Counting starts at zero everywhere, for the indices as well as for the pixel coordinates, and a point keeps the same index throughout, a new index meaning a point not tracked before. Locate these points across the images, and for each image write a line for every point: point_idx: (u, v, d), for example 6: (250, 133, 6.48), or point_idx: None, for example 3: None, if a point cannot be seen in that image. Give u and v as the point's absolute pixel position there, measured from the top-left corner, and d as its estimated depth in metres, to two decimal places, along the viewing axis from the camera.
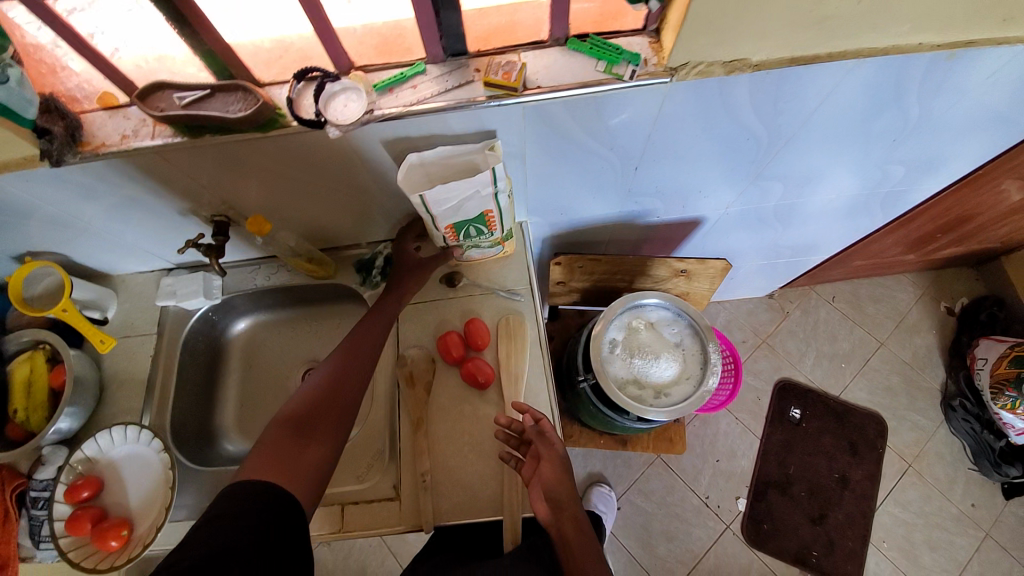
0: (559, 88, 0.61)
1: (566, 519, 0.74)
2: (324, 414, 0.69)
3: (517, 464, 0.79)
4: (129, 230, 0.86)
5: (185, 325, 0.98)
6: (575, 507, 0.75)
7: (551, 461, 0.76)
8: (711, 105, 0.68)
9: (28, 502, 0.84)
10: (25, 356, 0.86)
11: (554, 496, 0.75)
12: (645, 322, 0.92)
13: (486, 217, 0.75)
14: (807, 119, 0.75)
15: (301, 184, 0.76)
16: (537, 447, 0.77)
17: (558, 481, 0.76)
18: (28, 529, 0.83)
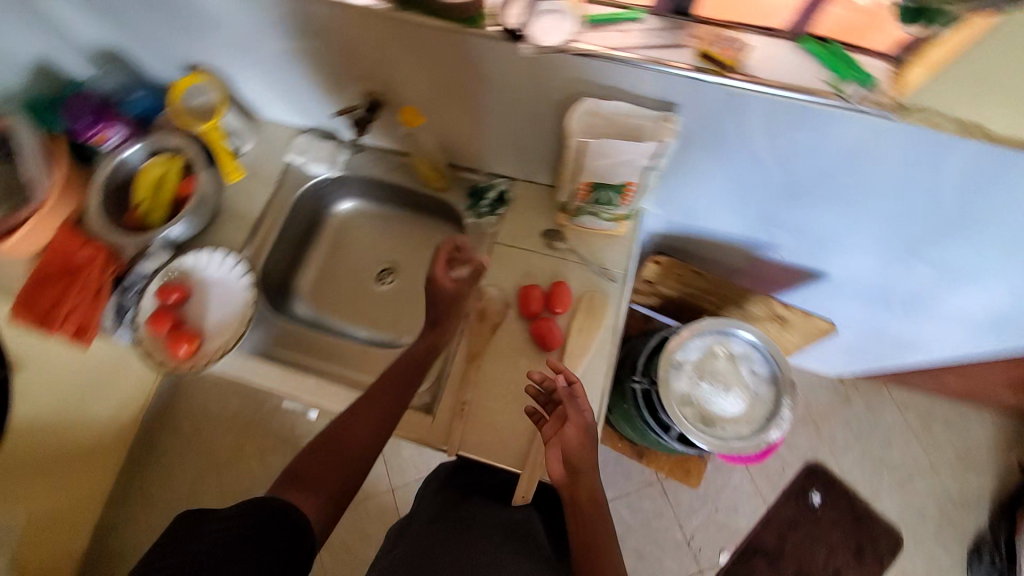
0: (772, 84, 0.58)
1: (582, 486, 0.70)
2: (326, 467, 0.66)
3: (541, 421, 0.76)
4: (287, 80, 0.90)
5: (301, 186, 1.03)
6: (595, 482, 0.71)
7: (578, 426, 0.72)
8: (911, 159, 0.62)
9: (123, 287, 0.94)
10: (165, 160, 0.95)
11: (573, 461, 0.70)
12: (725, 351, 0.87)
13: (625, 189, 0.72)
14: (1005, 215, 0.67)
15: (461, 93, 0.76)
16: (566, 408, 0.73)
17: (582, 451, 0.71)
18: (115, 307, 0.94)
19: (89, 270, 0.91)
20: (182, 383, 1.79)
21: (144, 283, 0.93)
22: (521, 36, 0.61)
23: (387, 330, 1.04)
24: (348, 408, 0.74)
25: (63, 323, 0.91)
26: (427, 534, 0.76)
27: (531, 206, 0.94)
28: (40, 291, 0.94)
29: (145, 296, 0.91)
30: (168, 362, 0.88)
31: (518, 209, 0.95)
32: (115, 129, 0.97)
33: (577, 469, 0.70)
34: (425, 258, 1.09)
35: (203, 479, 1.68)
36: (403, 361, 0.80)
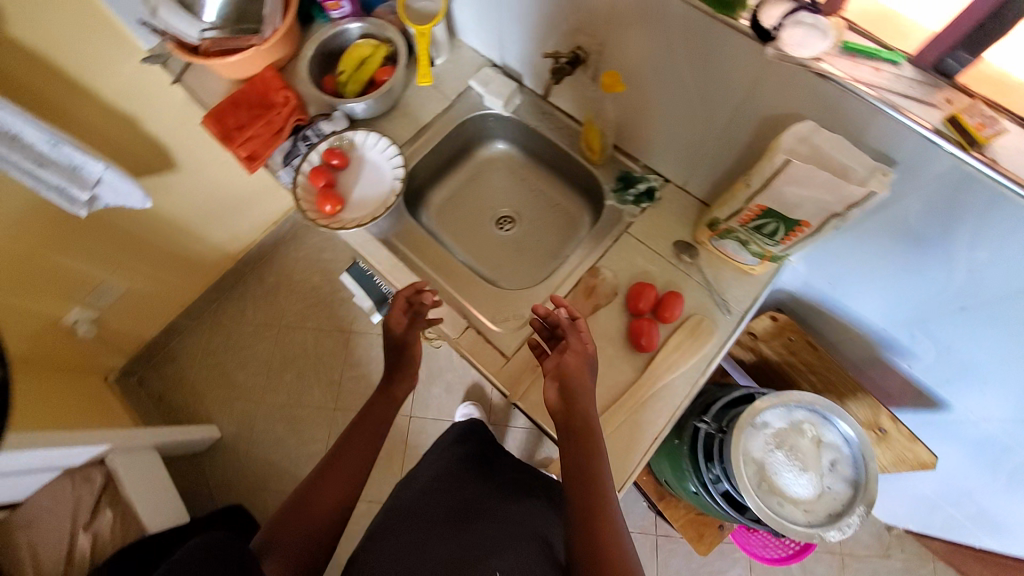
0: (1013, 177, 0.53)
1: (576, 414, 0.74)
2: (306, 520, 0.79)
3: (544, 354, 0.82)
4: (506, 12, 0.94)
5: (471, 112, 1.08)
6: (590, 407, 0.75)
7: (576, 353, 0.77)
8: None
9: (299, 135, 1.05)
10: (375, 44, 1.04)
11: (571, 387, 0.75)
12: (814, 434, 0.81)
13: (795, 227, 0.69)
14: None
15: (671, 78, 0.77)
16: (569, 338, 0.78)
17: (580, 381, 0.75)
18: (285, 150, 1.06)
19: (284, 113, 1.04)
20: (280, 244, 1.97)
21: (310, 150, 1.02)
22: (773, 37, 0.60)
23: (488, 270, 1.08)
24: (318, 473, 0.85)
25: (241, 145, 1.04)
26: (424, 506, 0.93)
27: (675, 212, 0.93)
28: (232, 111, 1.07)
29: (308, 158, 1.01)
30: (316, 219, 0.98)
31: (662, 211, 0.93)
32: (347, 4, 1.04)
33: (573, 402, 0.75)
34: (548, 221, 1.11)
35: (266, 329, 1.90)
36: (368, 413, 0.93)
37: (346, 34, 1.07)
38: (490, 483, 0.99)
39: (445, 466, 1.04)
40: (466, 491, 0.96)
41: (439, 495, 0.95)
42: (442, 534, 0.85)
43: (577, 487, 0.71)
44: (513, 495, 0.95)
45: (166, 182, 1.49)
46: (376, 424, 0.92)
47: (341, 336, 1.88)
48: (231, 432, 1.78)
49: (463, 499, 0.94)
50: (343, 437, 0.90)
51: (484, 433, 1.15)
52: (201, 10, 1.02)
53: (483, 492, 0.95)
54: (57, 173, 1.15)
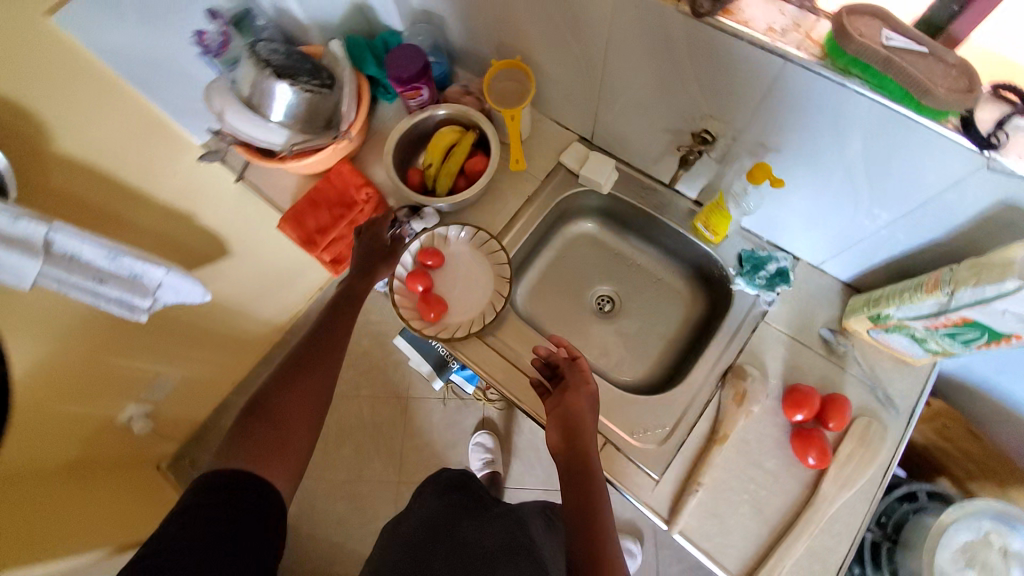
0: None
1: (577, 451, 0.72)
2: (293, 419, 0.73)
3: (548, 392, 0.81)
4: (615, 95, 0.88)
5: (565, 192, 1.01)
6: (592, 443, 0.73)
7: (577, 392, 0.76)
8: None
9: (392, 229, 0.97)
10: (461, 131, 0.97)
11: (572, 427, 0.74)
12: (1003, 544, 0.72)
13: (1003, 339, 0.61)
14: None
15: (833, 165, 0.70)
16: (568, 377, 0.77)
17: (578, 413, 0.74)
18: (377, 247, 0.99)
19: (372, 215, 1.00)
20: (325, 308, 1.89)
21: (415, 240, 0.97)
22: (994, 144, 0.54)
23: (595, 359, 1.00)
24: (281, 375, 0.77)
25: (324, 249, 1.02)
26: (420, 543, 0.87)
27: (811, 295, 0.86)
28: (311, 212, 1.01)
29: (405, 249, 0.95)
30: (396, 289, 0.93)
31: (799, 295, 0.87)
32: (426, 92, 0.98)
33: (576, 431, 0.73)
34: (653, 298, 1.04)
35: None
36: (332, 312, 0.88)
37: (425, 117, 0.99)
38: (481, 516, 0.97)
39: (428, 504, 1.00)
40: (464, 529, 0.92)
41: (432, 534, 0.90)
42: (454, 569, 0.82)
43: (572, 516, 0.68)
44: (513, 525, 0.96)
45: (221, 268, 1.41)
46: (339, 334, 0.85)
47: (398, 402, 1.79)
48: (294, 515, 1.68)
49: (463, 538, 0.89)
50: (311, 339, 0.83)
51: (470, 484, 1.09)
52: (269, 108, 0.93)
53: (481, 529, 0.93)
54: (117, 284, 0.99)
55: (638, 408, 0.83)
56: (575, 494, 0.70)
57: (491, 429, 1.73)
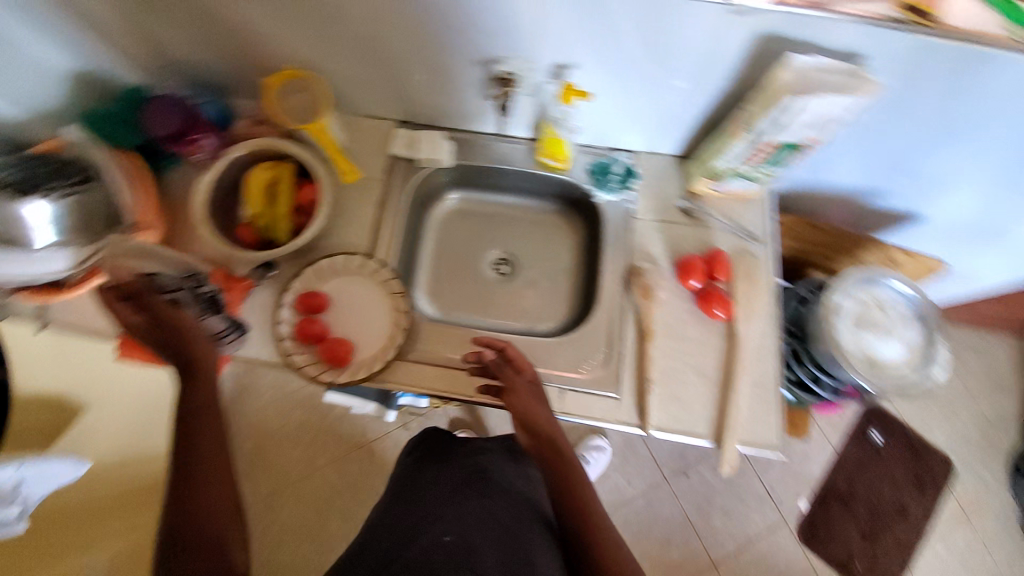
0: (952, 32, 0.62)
1: (544, 441, 0.76)
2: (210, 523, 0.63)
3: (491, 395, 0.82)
4: (412, 67, 0.85)
5: (413, 179, 0.97)
6: (554, 426, 0.77)
7: (518, 391, 0.78)
8: None
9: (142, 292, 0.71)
10: (272, 165, 0.88)
11: (528, 423, 0.76)
12: (875, 300, 0.89)
13: (801, 147, 0.71)
14: None
15: (625, 57, 0.74)
16: (506, 380, 0.79)
17: (528, 407, 0.77)
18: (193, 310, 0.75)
19: (232, 294, 0.84)
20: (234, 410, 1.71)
21: (181, 284, 0.75)
22: None
23: (517, 321, 1.00)
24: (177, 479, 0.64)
25: None
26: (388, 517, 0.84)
27: (660, 176, 0.94)
28: None
29: (187, 304, 0.74)
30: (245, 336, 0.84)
31: (651, 181, 0.94)
32: (210, 140, 0.89)
33: (533, 424, 0.76)
34: (538, 239, 1.06)
35: (281, 495, 1.66)
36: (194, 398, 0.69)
37: (222, 169, 0.87)
38: (449, 476, 0.89)
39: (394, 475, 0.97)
40: (429, 482, 0.88)
41: (405, 508, 0.84)
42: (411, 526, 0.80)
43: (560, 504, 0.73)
44: (475, 470, 0.89)
45: (84, 431, 1.17)
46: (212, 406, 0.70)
47: (361, 452, 1.69)
48: None
49: (433, 509, 0.82)
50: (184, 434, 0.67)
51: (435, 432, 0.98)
52: (30, 237, 0.78)
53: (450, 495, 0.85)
54: None
55: (573, 344, 0.86)
56: (554, 482, 0.74)
57: (464, 428, 1.73)
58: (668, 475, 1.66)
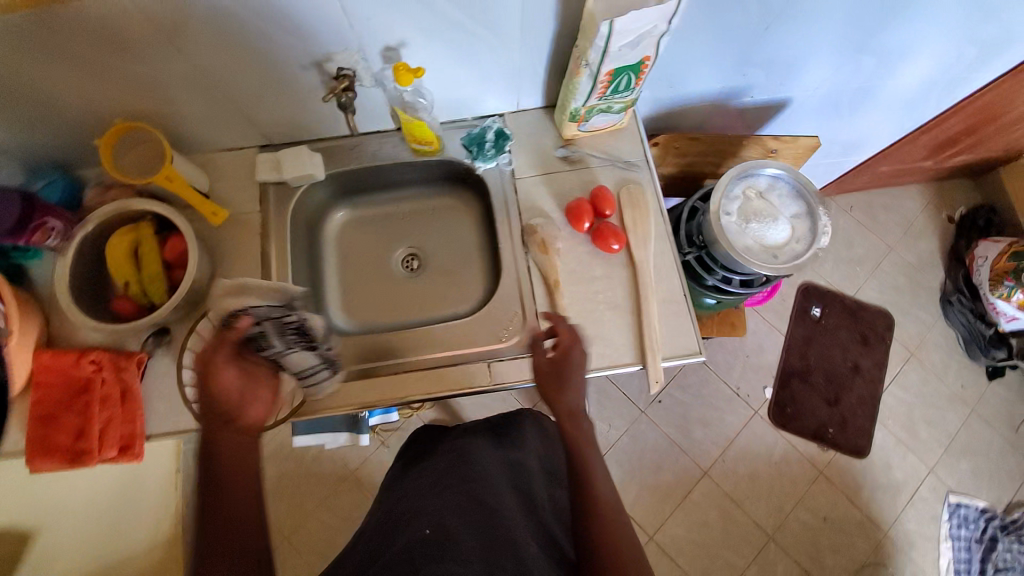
0: None
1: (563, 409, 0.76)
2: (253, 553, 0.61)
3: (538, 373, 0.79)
4: (246, 86, 0.81)
5: (289, 202, 0.93)
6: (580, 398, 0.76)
7: (552, 367, 0.77)
8: None
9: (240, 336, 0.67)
10: (130, 229, 0.83)
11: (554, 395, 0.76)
12: (756, 192, 0.94)
13: (641, 67, 0.73)
14: None
15: (446, 25, 0.74)
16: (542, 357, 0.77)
17: (555, 386, 0.76)
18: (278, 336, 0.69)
19: (127, 372, 0.84)
20: None
21: (266, 316, 0.67)
22: None
23: (438, 310, 1.00)
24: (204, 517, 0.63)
25: (103, 447, 0.83)
26: (388, 515, 0.89)
27: (531, 131, 0.95)
28: (51, 426, 0.81)
29: (272, 338, 0.69)
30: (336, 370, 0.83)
31: (523, 138, 0.95)
32: (60, 221, 0.82)
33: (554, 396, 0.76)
34: (438, 226, 1.05)
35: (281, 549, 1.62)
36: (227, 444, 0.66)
37: (78, 249, 0.81)
38: (437, 467, 0.94)
39: (390, 486, 1.03)
40: (420, 484, 0.92)
41: (401, 505, 0.88)
42: (399, 523, 0.83)
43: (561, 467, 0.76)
44: (461, 462, 0.93)
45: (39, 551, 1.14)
46: (244, 446, 0.67)
47: (349, 482, 1.66)
48: None
49: (426, 496, 0.86)
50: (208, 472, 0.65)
51: (425, 439, 1.12)
52: None
53: (440, 480, 0.89)
54: None
55: (490, 316, 0.88)
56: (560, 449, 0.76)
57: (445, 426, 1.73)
58: (645, 406, 1.75)
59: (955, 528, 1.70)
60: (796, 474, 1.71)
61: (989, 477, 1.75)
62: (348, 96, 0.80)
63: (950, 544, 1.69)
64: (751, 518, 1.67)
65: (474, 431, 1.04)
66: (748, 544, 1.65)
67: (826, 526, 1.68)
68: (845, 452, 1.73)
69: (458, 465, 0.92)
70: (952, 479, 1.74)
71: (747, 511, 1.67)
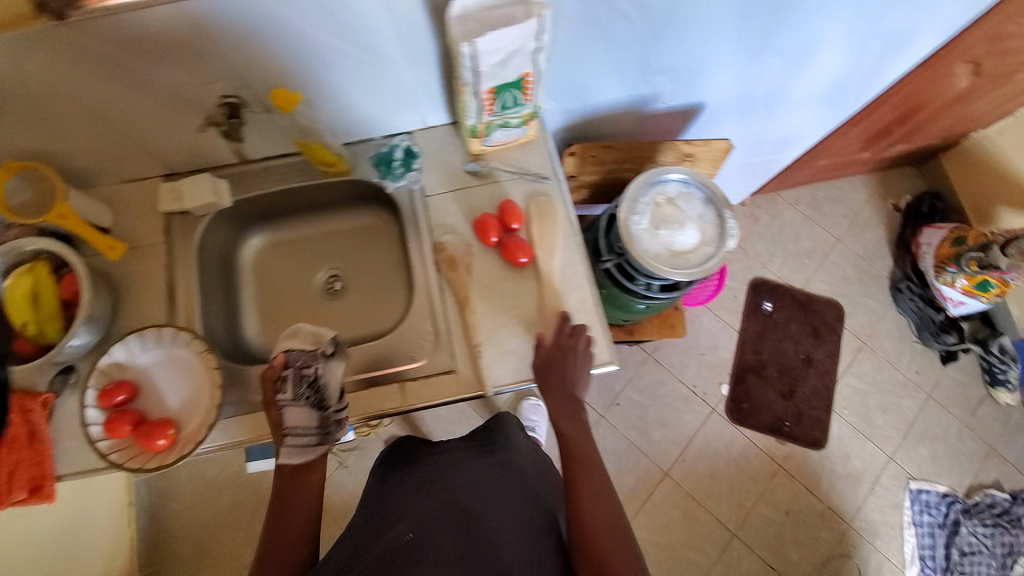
0: None
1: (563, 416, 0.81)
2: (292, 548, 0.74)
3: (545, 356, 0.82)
4: (136, 120, 0.81)
5: (194, 233, 0.91)
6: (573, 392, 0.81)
7: (555, 358, 0.81)
8: None
9: (275, 389, 0.78)
10: (25, 269, 0.82)
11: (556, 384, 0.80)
12: (665, 198, 0.94)
13: (523, 83, 0.75)
14: None
15: (325, 50, 0.74)
16: (547, 350, 0.82)
17: (556, 374, 0.81)
18: (297, 387, 0.78)
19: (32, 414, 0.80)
20: (159, 519, 1.59)
21: (291, 366, 0.78)
22: None
23: (358, 329, 0.99)
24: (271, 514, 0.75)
25: (11, 489, 0.79)
26: (370, 517, 0.86)
27: (439, 147, 0.95)
28: None
29: (291, 386, 0.77)
30: (328, 436, 0.79)
31: (430, 155, 0.94)
32: None
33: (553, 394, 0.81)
34: (359, 247, 1.04)
35: None
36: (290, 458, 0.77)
37: None
38: (419, 473, 0.92)
39: (369, 489, 1.00)
40: (403, 494, 0.87)
41: (383, 509, 0.85)
42: (377, 533, 0.78)
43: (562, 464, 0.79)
44: (446, 468, 0.91)
45: None
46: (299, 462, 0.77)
47: None
48: None
49: (409, 500, 0.84)
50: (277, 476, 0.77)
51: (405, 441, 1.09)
52: None
53: (422, 484, 0.87)
54: None
55: (401, 336, 0.87)
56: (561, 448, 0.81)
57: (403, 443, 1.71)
58: (603, 411, 1.74)
59: (917, 514, 1.71)
60: (756, 470, 1.71)
61: (948, 460, 1.77)
62: (233, 123, 0.81)
63: (913, 530, 1.70)
64: (713, 518, 1.67)
65: (462, 440, 1.03)
66: (712, 543, 1.64)
67: (788, 520, 1.68)
68: (802, 445, 1.74)
69: (444, 467, 0.90)
70: (911, 465, 1.76)
71: (709, 510, 1.67)
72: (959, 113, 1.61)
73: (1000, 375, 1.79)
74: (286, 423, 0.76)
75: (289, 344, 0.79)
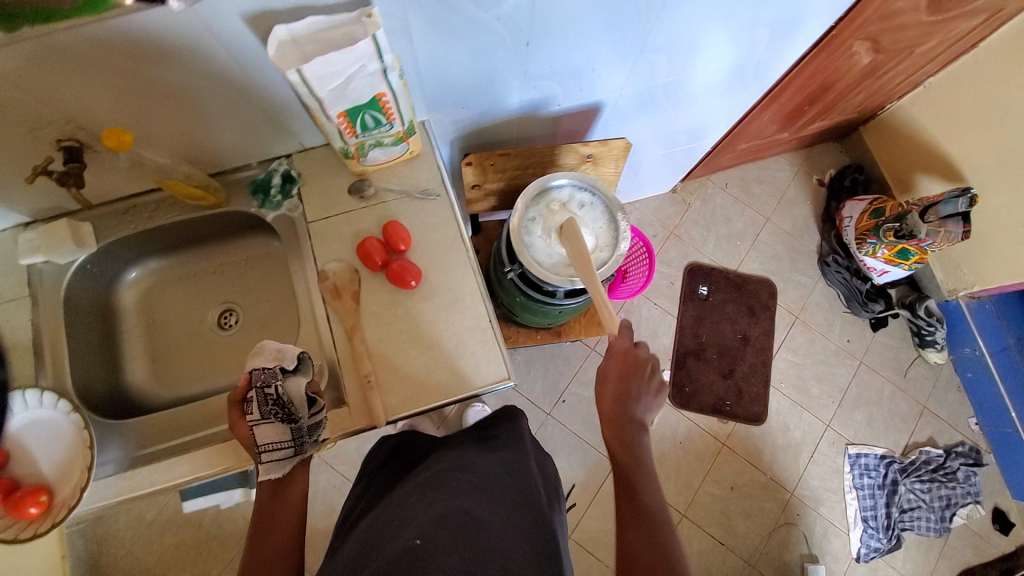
0: None
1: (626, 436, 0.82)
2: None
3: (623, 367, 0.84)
4: None
5: (59, 285, 0.85)
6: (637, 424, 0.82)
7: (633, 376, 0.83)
8: None
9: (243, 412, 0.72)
10: None
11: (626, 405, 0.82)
12: (559, 203, 0.93)
13: (380, 102, 0.71)
14: None
15: (161, 84, 0.70)
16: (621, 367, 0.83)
17: (630, 393, 0.82)
18: (264, 407, 0.72)
19: None
20: (97, 570, 1.52)
21: (259, 385, 0.72)
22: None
23: None
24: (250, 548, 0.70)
25: None
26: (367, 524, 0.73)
27: (320, 169, 0.91)
28: None
29: (260, 405, 0.72)
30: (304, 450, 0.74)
31: (310, 179, 0.90)
32: None
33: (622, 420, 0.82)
34: (252, 279, 0.99)
35: None
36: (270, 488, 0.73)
37: None
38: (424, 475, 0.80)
39: (369, 494, 0.89)
40: (400, 496, 0.75)
41: (379, 515, 0.73)
42: (378, 539, 0.66)
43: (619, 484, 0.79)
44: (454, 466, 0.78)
45: None
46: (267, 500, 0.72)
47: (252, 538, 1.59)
48: None
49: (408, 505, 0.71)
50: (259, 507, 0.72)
51: (407, 446, 1.01)
52: None
53: (421, 486, 0.75)
54: None
55: None
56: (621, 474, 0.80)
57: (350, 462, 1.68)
58: (549, 409, 1.75)
59: (857, 477, 1.78)
60: (701, 451, 1.75)
61: (882, 423, 1.84)
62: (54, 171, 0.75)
63: (854, 493, 1.76)
64: None
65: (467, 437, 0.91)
66: None
67: (734, 495, 1.73)
68: (743, 422, 1.78)
69: (448, 465, 0.78)
70: (848, 431, 1.82)
71: None
72: (870, 88, 1.64)
73: (928, 337, 1.85)
74: (256, 443, 0.71)
75: (252, 361, 0.73)
